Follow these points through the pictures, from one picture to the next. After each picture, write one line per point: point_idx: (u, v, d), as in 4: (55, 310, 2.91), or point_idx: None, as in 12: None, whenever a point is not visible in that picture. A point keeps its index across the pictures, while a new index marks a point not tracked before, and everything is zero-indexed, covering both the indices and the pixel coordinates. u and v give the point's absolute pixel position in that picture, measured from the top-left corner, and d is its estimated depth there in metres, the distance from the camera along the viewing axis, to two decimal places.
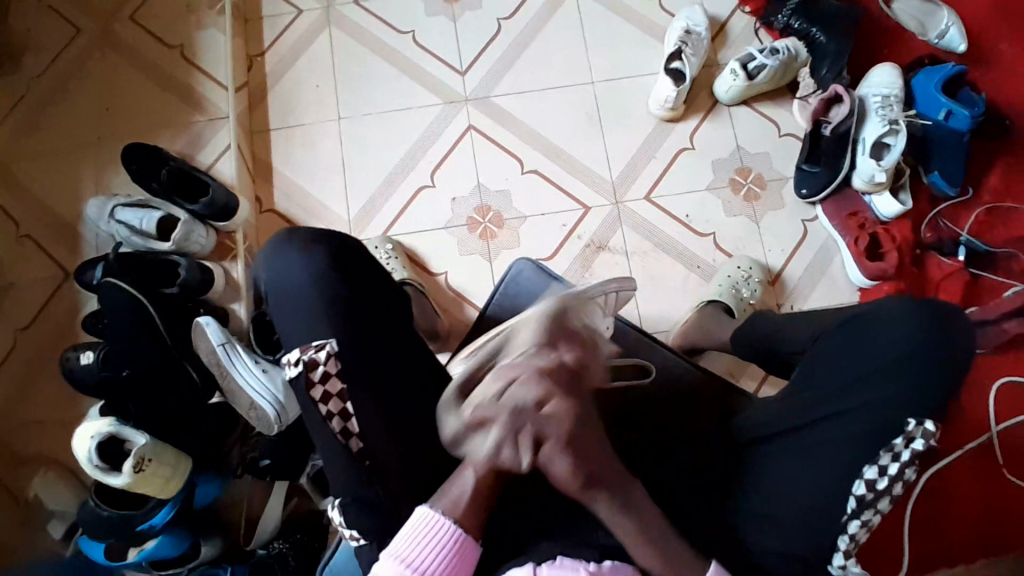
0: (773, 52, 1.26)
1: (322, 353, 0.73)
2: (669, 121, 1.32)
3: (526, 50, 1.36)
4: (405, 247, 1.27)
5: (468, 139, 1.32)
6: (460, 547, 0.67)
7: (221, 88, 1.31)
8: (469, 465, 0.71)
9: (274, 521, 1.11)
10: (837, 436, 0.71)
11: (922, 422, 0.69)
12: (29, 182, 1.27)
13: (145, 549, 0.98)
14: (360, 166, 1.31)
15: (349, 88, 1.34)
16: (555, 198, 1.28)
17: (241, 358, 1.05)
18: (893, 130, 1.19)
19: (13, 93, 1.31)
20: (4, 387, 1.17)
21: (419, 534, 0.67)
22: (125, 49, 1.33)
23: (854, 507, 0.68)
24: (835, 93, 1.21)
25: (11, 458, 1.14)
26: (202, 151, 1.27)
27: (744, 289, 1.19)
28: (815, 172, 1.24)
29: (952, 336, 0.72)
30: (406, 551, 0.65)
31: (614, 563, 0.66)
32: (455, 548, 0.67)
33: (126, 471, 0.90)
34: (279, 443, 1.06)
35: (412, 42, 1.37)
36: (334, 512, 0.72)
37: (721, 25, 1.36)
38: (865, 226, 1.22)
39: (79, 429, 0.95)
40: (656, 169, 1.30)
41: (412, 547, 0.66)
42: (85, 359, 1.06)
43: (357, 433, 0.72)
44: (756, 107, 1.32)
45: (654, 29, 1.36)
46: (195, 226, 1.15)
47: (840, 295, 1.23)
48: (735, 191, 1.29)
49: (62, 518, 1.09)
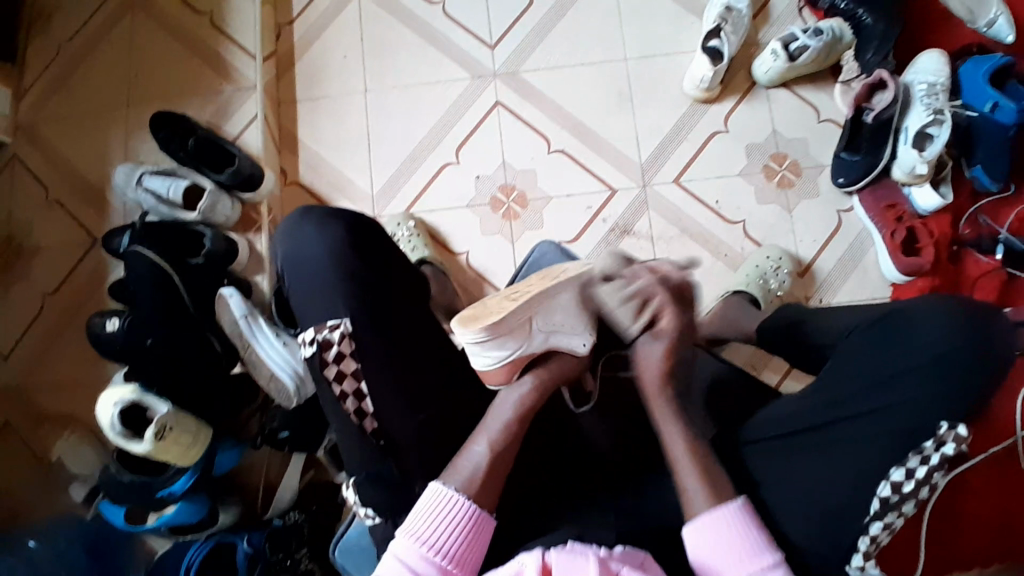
0: (818, 32, 1.20)
1: (337, 332, 0.73)
2: (702, 102, 1.27)
3: (559, 23, 1.32)
4: (427, 224, 1.26)
5: (495, 115, 1.29)
6: (477, 523, 0.68)
7: (248, 56, 1.30)
8: (481, 440, 0.71)
9: (291, 491, 1.12)
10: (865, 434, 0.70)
11: (954, 426, 0.67)
12: (57, 146, 1.28)
13: (165, 515, 1.01)
14: (385, 140, 1.29)
15: (375, 59, 1.32)
16: (582, 179, 1.26)
17: (263, 333, 1.06)
18: (937, 120, 1.12)
19: (45, 56, 1.31)
20: (34, 347, 1.20)
21: (434, 509, 0.67)
22: (153, 14, 1.32)
23: (878, 508, 0.67)
24: (878, 79, 1.16)
25: (42, 417, 1.18)
26: (227, 121, 1.27)
27: (772, 280, 1.16)
28: (854, 161, 1.20)
29: (990, 344, 0.69)
30: (423, 530, 0.66)
31: (626, 550, 0.66)
32: (472, 524, 0.67)
33: (148, 439, 0.92)
34: (296, 417, 1.07)
35: (441, 13, 1.33)
36: (350, 491, 0.72)
37: (763, 3, 1.31)
38: (903, 218, 1.17)
39: (102, 396, 0.97)
40: (687, 152, 1.26)
41: (428, 523, 0.67)
42: (112, 325, 1.06)
43: (371, 414, 0.73)
44: (795, 90, 1.27)
45: (693, 5, 1.31)
46: (221, 198, 1.15)
47: (872, 287, 1.20)
48: (769, 178, 1.25)
49: (84, 481, 1.12)
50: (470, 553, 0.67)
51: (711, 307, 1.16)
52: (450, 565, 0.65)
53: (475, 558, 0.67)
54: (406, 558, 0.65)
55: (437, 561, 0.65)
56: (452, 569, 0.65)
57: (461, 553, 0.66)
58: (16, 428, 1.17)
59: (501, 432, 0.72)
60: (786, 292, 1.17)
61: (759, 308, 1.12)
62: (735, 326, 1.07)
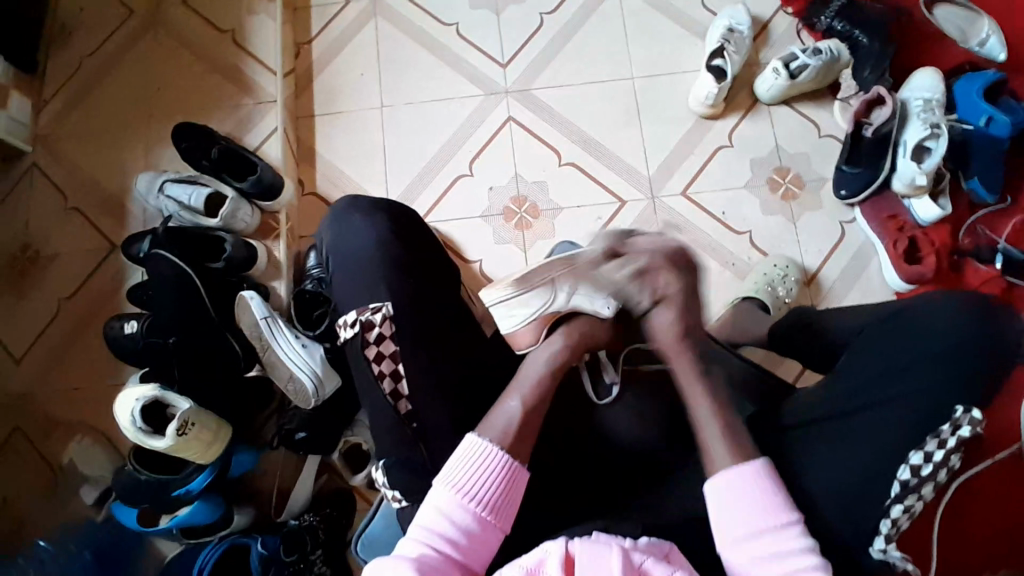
0: (816, 52, 1.26)
1: (378, 315, 0.76)
2: (708, 118, 1.32)
3: (568, 44, 1.37)
4: (441, 234, 1.29)
5: (507, 130, 1.34)
6: (511, 473, 0.70)
7: (270, 72, 1.34)
8: (515, 396, 0.75)
9: (305, 494, 1.12)
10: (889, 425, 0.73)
11: (969, 410, 0.68)
12: (79, 155, 1.31)
13: (177, 516, 1.01)
14: (400, 152, 1.33)
15: (392, 76, 1.37)
16: (591, 191, 1.30)
17: (283, 333, 1.07)
18: (934, 134, 1.17)
19: (68, 70, 1.35)
20: (48, 351, 1.21)
21: (472, 460, 0.70)
22: (176, 30, 1.37)
23: (898, 492, 0.68)
24: (877, 95, 1.21)
25: (53, 422, 1.18)
26: (248, 133, 1.31)
27: (780, 287, 1.19)
28: (856, 173, 1.24)
29: (999, 333, 0.71)
30: (458, 479, 0.70)
31: (651, 541, 0.67)
32: (507, 475, 0.70)
33: (170, 434, 0.93)
34: (318, 416, 1.09)
35: (456, 34, 1.39)
36: (377, 472, 0.74)
37: (764, 25, 1.37)
38: (904, 229, 1.22)
39: (124, 394, 0.98)
40: (694, 165, 1.30)
41: (465, 474, 0.70)
42: (129, 328, 1.10)
43: (407, 396, 0.74)
44: (797, 107, 1.33)
45: (696, 28, 1.37)
46: (242, 204, 1.18)
47: (876, 296, 1.23)
48: (773, 190, 1.29)
49: (94, 483, 1.14)
50: (505, 502, 0.70)
51: (721, 314, 1.19)
52: (487, 514, 0.69)
53: (510, 504, 0.70)
54: (444, 508, 0.68)
55: (474, 510, 0.68)
56: (488, 516, 0.69)
57: (496, 502, 0.69)
58: (26, 432, 1.17)
59: (533, 389, 0.76)
60: (794, 300, 1.20)
61: (768, 314, 1.14)
62: (744, 331, 1.10)
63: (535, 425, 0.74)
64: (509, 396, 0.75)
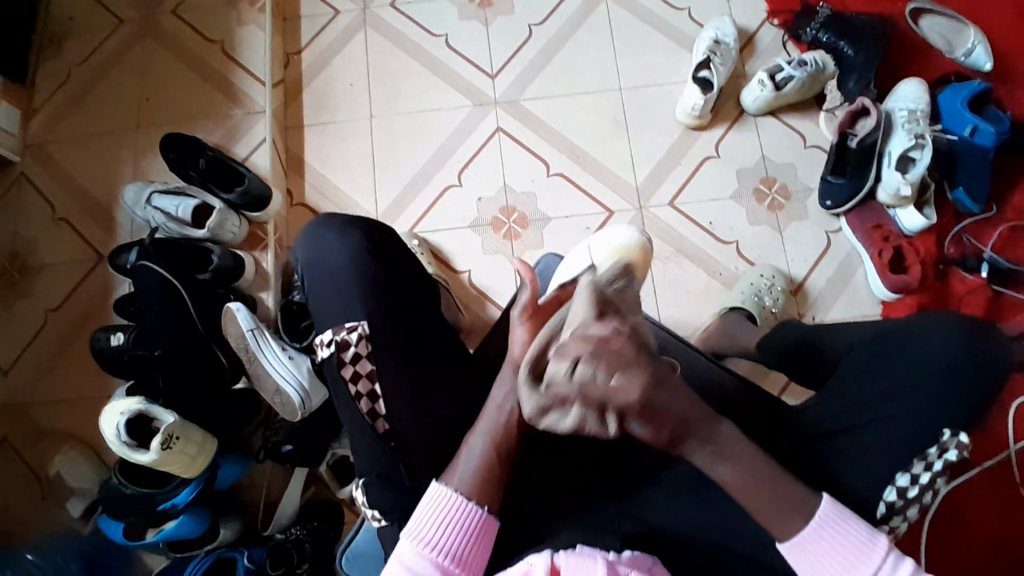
0: (802, 64, 1.27)
1: (353, 334, 0.77)
2: (694, 129, 1.33)
3: (557, 54, 1.38)
4: (430, 244, 1.29)
5: (496, 140, 1.34)
6: (478, 524, 0.70)
7: (259, 83, 1.34)
8: (480, 435, 0.73)
9: (293, 505, 1.12)
10: (878, 434, 0.73)
11: (956, 434, 0.72)
12: (66, 165, 1.30)
13: (165, 530, 1.00)
14: (390, 163, 1.33)
15: (382, 86, 1.37)
16: (579, 201, 1.30)
17: (270, 346, 1.06)
18: (919, 144, 1.18)
19: (55, 80, 1.35)
20: (34, 363, 1.20)
21: (437, 513, 0.70)
22: (166, 40, 1.37)
23: (883, 513, 0.72)
24: (861, 106, 1.22)
25: (37, 435, 1.17)
26: (237, 143, 1.31)
27: (766, 297, 1.19)
28: (840, 184, 1.24)
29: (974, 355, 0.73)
30: (424, 532, 0.69)
31: (635, 555, 0.67)
32: (473, 525, 0.70)
33: (154, 448, 0.92)
34: (306, 430, 1.08)
35: (445, 45, 1.39)
36: (359, 492, 0.76)
37: (750, 36, 1.38)
38: (889, 239, 1.22)
39: (106, 408, 0.98)
40: (681, 175, 1.31)
41: (431, 525, 0.69)
42: (116, 339, 1.09)
43: (384, 415, 0.75)
44: (783, 118, 1.33)
45: (683, 38, 1.38)
46: (229, 215, 1.18)
47: (862, 306, 1.24)
48: (759, 201, 1.30)
49: (81, 495, 1.13)
50: (472, 553, 0.70)
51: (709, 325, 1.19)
52: (452, 565, 0.69)
53: (477, 555, 0.70)
54: (410, 562, 0.68)
55: (441, 563, 0.68)
56: (454, 568, 0.69)
57: (462, 553, 0.69)
58: (12, 443, 1.17)
59: (498, 427, 0.74)
60: (781, 310, 1.20)
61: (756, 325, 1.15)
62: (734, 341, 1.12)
63: (508, 445, 0.73)
64: (474, 431, 0.74)
